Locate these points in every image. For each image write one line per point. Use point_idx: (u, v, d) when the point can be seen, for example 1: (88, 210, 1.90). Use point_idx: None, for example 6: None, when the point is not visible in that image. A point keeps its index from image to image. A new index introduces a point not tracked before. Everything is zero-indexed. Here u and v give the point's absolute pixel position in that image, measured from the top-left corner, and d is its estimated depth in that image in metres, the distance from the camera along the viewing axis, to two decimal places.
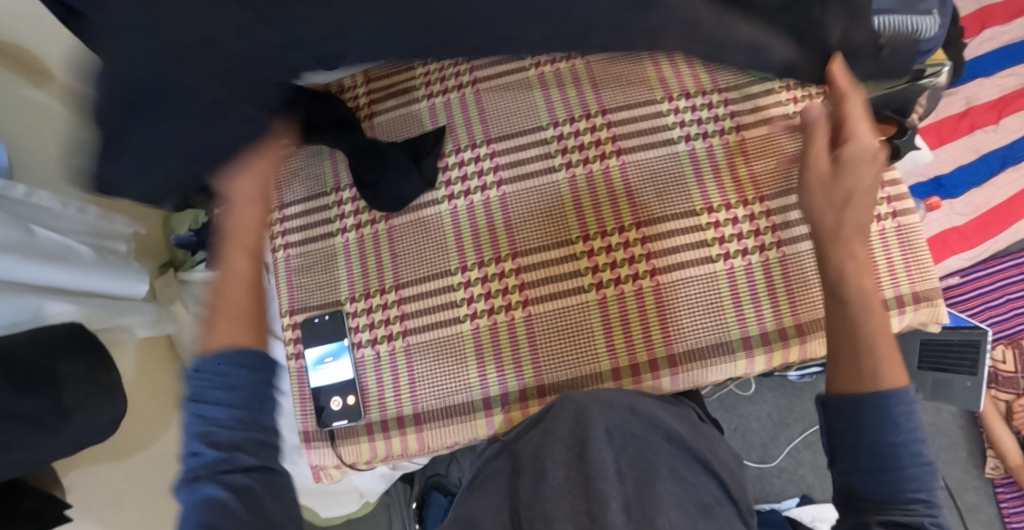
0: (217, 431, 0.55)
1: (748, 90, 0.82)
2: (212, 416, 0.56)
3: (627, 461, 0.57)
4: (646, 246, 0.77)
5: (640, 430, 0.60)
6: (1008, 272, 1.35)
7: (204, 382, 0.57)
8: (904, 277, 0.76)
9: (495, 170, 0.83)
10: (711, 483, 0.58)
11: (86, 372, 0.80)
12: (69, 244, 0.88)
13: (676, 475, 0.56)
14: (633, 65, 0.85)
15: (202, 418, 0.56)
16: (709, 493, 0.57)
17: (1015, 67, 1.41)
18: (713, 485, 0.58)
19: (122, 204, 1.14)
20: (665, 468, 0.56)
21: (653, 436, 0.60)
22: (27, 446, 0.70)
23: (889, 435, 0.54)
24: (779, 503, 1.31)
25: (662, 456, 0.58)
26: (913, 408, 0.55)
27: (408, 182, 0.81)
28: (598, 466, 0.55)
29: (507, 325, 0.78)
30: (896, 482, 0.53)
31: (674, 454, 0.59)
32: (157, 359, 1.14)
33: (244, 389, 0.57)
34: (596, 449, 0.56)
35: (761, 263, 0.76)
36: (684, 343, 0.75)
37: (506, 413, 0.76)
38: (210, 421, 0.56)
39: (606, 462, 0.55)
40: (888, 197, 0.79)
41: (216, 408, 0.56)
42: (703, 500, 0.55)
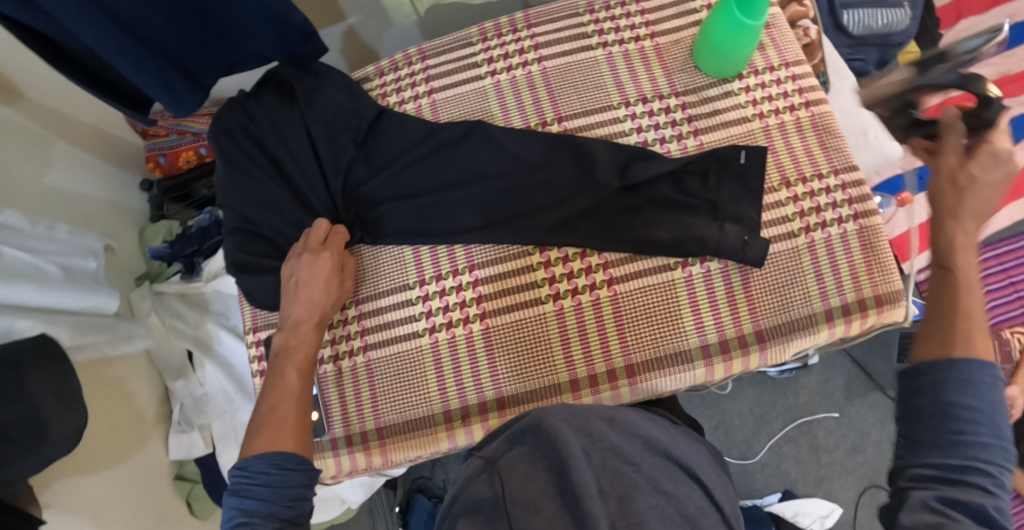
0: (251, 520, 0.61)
1: (707, 93, 0.82)
2: (249, 508, 0.62)
3: (607, 479, 0.55)
4: (604, 256, 0.77)
5: (619, 443, 0.60)
6: (987, 263, 1.34)
7: (245, 479, 0.64)
8: (866, 282, 0.75)
9: None
10: (693, 491, 0.59)
11: (51, 385, 0.79)
12: (36, 263, 0.88)
13: (656, 488, 0.55)
14: (590, 71, 0.84)
15: (239, 511, 0.62)
16: (691, 502, 0.57)
17: (992, 57, 1.41)
18: (697, 493, 0.59)
19: (95, 218, 1.15)
20: (646, 483, 0.56)
21: (630, 446, 0.60)
22: None
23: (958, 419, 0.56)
24: (761, 498, 1.32)
25: (643, 471, 0.58)
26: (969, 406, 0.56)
27: (391, 215, 0.82)
28: (583, 484, 0.53)
29: (466, 338, 0.78)
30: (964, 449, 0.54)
31: (655, 464, 0.60)
32: (133, 375, 1.13)
33: (282, 487, 0.64)
34: (577, 467, 0.54)
35: (721, 270, 0.76)
36: (642, 353, 0.75)
37: (466, 426, 0.76)
38: (247, 513, 0.62)
39: (590, 480, 0.53)
40: (849, 198, 0.77)
41: (254, 500, 0.62)
42: (687, 511, 0.55)
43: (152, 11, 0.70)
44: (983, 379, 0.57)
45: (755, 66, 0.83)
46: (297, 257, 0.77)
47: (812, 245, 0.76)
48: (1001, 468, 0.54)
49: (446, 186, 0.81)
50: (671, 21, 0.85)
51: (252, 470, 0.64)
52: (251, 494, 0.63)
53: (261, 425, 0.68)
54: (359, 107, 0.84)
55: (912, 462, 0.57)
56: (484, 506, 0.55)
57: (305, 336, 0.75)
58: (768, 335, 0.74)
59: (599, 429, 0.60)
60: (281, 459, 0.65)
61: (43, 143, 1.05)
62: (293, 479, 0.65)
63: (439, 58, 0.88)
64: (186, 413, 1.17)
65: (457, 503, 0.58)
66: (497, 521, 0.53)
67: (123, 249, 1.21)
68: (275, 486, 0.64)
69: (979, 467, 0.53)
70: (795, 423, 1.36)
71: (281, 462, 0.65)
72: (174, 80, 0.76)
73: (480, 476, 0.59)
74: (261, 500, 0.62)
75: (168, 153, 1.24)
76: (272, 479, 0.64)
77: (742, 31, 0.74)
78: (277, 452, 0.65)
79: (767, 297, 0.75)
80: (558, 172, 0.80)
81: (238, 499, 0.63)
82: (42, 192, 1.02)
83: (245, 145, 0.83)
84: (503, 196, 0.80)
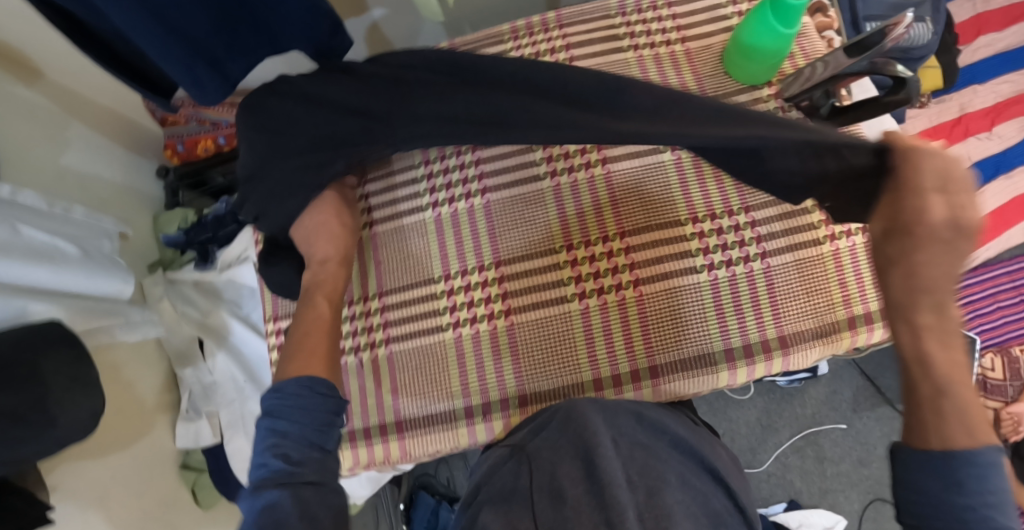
0: (283, 441, 0.61)
1: (736, 99, 0.83)
2: (280, 428, 0.62)
3: (636, 470, 0.58)
4: (630, 256, 0.77)
5: (646, 438, 0.63)
6: (998, 280, 1.36)
7: (279, 401, 0.64)
8: None
9: (483, 193, 0.82)
10: (717, 491, 0.61)
11: (67, 368, 0.79)
12: (56, 242, 0.88)
13: (685, 483, 0.59)
14: (620, 71, 0.85)
15: (272, 431, 0.62)
16: (717, 501, 0.59)
17: (1010, 75, 1.42)
18: (720, 495, 0.61)
19: (112, 203, 1.15)
20: (674, 478, 0.59)
21: (659, 443, 0.63)
22: (11, 446, 0.71)
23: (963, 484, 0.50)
24: (766, 507, 1.33)
25: (671, 465, 0.60)
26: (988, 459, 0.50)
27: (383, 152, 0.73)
28: (609, 474, 0.56)
29: (490, 335, 0.78)
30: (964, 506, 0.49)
31: (680, 460, 0.63)
32: (142, 359, 1.13)
33: (313, 409, 0.64)
34: (605, 456, 0.58)
35: (746, 275, 0.76)
36: (667, 355, 0.75)
37: (487, 422, 0.76)
38: (278, 433, 0.62)
39: (617, 471, 0.57)
40: None
41: (285, 422, 0.62)
42: (713, 508, 0.58)
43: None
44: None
45: (784, 72, 0.83)
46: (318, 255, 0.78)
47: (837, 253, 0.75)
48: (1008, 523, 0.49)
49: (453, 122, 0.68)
50: (701, 27, 0.86)
51: (286, 392, 0.64)
52: (283, 416, 0.63)
53: None
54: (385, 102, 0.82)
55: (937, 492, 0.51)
56: (509, 497, 0.59)
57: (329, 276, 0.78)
58: (791, 341, 0.74)
59: (630, 425, 0.63)
60: (313, 382, 0.65)
61: (61, 124, 1.04)
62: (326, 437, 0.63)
63: (469, 54, 0.88)
64: (194, 401, 1.17)
65: (481, 493, 0.62)
66: (521, 505, 0.58)
67: (137, 235, 1.21)
68: (308, 408, 0.64)
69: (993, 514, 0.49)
70: (802, 433, 1.36)
71: (313, 386, 0.65)
72: (200, 68, 0.75)
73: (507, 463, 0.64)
74: (295, 422, 0.62)
75: (186, 140, 1.25)
76: (305, 402, 0.64)
77: (776, 38, 0.75)
78: (309, 375, 0.66)
79: (791, 303, 0.75)
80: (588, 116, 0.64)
81: (270, 420, 0.63)
82: (58, 173, 1.02)
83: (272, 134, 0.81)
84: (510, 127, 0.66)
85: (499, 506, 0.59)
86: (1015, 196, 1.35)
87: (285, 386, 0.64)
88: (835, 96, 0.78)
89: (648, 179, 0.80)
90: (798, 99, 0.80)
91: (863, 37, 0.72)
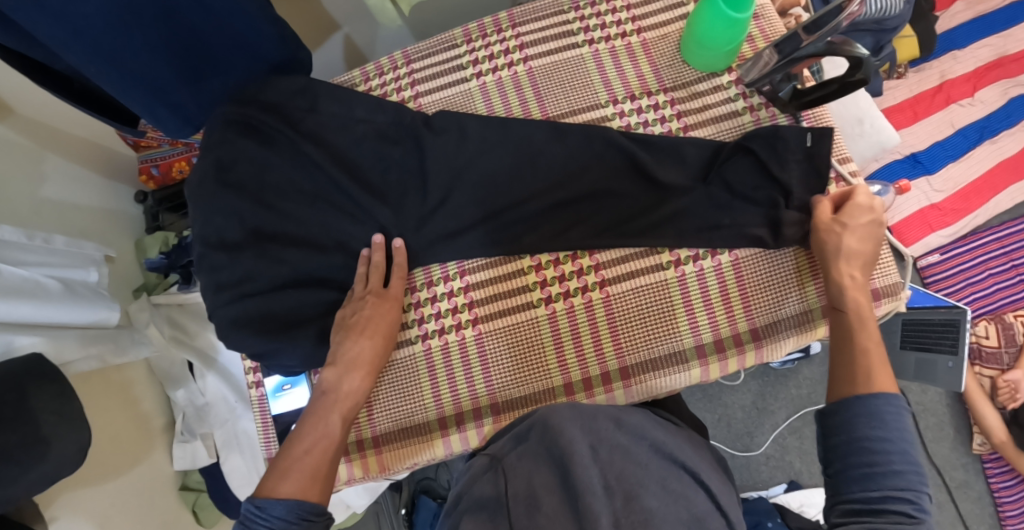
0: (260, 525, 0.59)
1: (696, 88, 0.82)
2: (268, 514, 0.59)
3: (614, 476, 0.58)
4: (595, 257, 0.77)
5: (624, 440, 0.63)
6: (988, 246, 1.34)
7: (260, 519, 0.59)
8: None
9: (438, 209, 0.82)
10: (699, 494, 0.60)
11: (52, 403, 0.79)
12: (38, 278, 0.88)
13: (664, 487, 0.58)
14: (576, 69, 0.85)
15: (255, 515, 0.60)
16: (700, 505, 0.59)
17: (989, 38, 1.40)
18: (702, 498, 0.60)
19: (95, 231, 1.15)
20: (654, 484, 0.58)
21: (637, 447, 0.63)
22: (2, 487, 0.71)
23: (869, 429, 0.58)
24: (767, 489, 1.32)
25: (650, 471, 0.60)
26: (901, 410, 0.59)
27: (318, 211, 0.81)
28: (586, 481, 0.56)
29: (459, 345, 0.78)
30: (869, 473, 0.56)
31: (660, 465, 0.62)
32: (133, 386, 1.13)
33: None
34: (582, 465, 0.57)
35: (714, 268, 0.75)
36: (637, 355, 0.75)
37: (461, 432, 0.76)
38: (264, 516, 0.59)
39: (593, 477, 0.57)
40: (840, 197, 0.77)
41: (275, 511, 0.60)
42: (696, 511, 0.57)
43: (146, 47, 0.67)
44: (889, 409, 0.59)
45: (744, 56, 0.83)
46: (361, 299, 0.77)
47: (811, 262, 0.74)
48: (920, 494, 0.55)
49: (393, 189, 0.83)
50: (658, 16, 0.86)
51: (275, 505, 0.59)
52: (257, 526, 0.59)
53: (289, 465, 0.65)
54: (359, 144, 0.82)
55: (846, 467, 0.58)
56: (492, 505, 0.58)
57: (387, 313, 0.76)
58: (763, 333, 0.74)
59: (607, 428, 0.63)
60: (304, 507, 0.61)
61: (36, 157, 1.03)
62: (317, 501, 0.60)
63: (424, 62, 0.89)
64: (189, 423, 1.17)
65: (463, 501, 0.61)
66: (498, 515, 0.57)
67: (120, 261, 1.20)
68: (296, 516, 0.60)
69: (897, 495, 0.55)
70: (797, 413, 1.36)
71: (301, 509, 0.61)
72: (159, 108, 0.73)
73: (485, 474, 0.63)
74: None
75: (161, 164, 1.27)
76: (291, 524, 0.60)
77: (730, 25, 0.74)
78: (301, 500, 0.61)
79: (761, 293, 0.74)
80: (518, 187, 0.79)
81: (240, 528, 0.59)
82: (38, 206, 1.01)
83: (225, 134, 0.81)
84: (469, 195, 0.79)
85: (475, 515, 0.58)
86: (1000, 160, 1.35)
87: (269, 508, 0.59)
88: (796, 79, 0.76)
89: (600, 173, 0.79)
90: (758, 83, 0.79)
91: (809, 23, 0.70)
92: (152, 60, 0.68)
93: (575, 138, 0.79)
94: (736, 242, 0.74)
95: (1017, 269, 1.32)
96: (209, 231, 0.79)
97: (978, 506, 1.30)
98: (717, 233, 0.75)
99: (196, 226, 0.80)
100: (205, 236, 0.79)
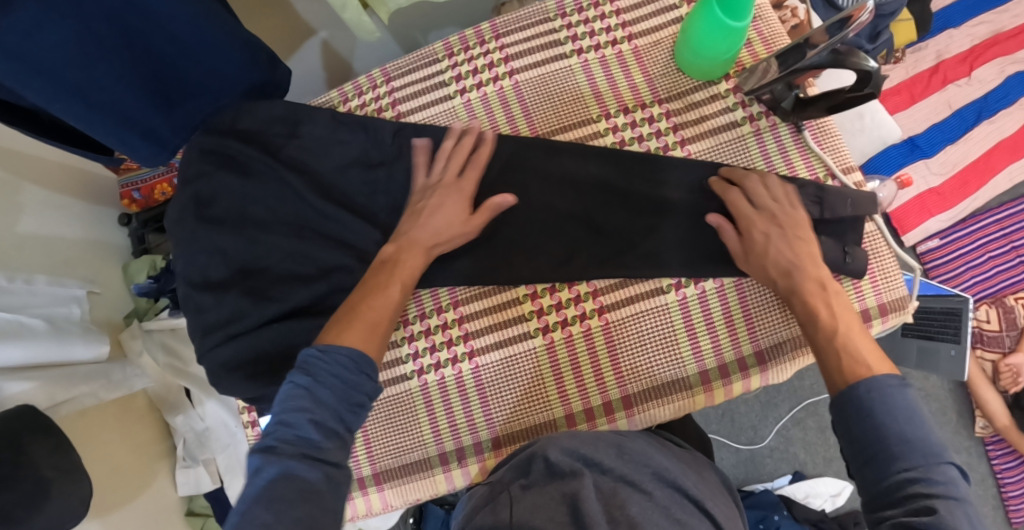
0: (321, 406, 0.56)
1: (692, 98, 0.79)
2: (319, 393, 0.57)
3: (617, 508, 0.57)
4: (592, 284, 0.76)
5: (627, 469, 0.62)
6: (987, 229, 1.32)
7: (317, 392, 0.57)
8: None
9: None
10: (705, 521, 0.59)
11: (49, 454, 0.76)
12: (21, 318, 0.84)
13: (668, 516, 0.58)
14: (566, 81, 0.82)
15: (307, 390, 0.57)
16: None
17: (984, 15, 1.37)
18: (707, 525, 0.59)
19: (81, 260, 1.11)
20: (660, 516, 0.57)
21: (640, 475, 0.62)
22: None
23: (867, 421, 0.56)
24: (772, 482, 1.31)
25: (655, 501, 0.59)
26: (895, 396, 0.57)
27: (308, 246, 0.79)
28: (592, 516, 0.55)
29: (456, 379, 0.76)
30: (884, 466, 0.54)
31: (664, 493, 0.61)
32: (133, 416, 1.10)
33: (345, 391, 0.58)
34: (587, 500, 0.56)
35: (716, 290, 0.74)
36: (639, 382, 0.74)
37: (463, 467, 0.76)
38: (316, 397, 0.57)
39: (599, 512, 0.56)
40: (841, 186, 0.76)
41: (327, 390, 0.58)
42: None
43: (107, 76, 0.64)
44: (882, 398, 0.57)
45: (742, 63, 0.80)
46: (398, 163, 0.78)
47: None
48: (931, 469, 0.53)
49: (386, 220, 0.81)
50: (649, 21, 0.82)
51: (332, 356, 0.60)
52: (324, 381, 0.58)
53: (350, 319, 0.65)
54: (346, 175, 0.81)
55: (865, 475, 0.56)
56: None
57: (413, 258, 0.72)
58: (766, 355, 0.73)
59: (610, 458, 0.62)
60: (362, 358, 0.61)
61: (12, 189, 0.97)
62: (370, 385, 0.60)
63: (406, 79, 0.86)
64: (190, 449, 1.14)
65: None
66: None
67: (110, 288, 1.17)
68: (347, 380, 0.59)
69: (910, 477, 0.52)
70: (802, 405, 1.34)
71: (359, 359, 0.61)
72: (132, 137, 0.70)
73: (486, 507, 0.60)
74: (335, 392, 0.58)
75: (142, 187, 1.22)
76: (348, 379, 0.59)
77: (727, 33, 0.70)
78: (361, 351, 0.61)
79: (761, 314, 0.73)
80: (511, 210, 0.77)
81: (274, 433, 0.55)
82: (18, 241, 0.95)
83: (203, 165, 0.80)
84: None
85: None
86: (998, 141, 1.32)
87: (330, 358, 0.60)
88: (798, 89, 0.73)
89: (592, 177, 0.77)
90: (758, 92, 0.76)
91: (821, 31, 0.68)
92: (114, 89, 0.65)
93: (567, 158, 0.77)
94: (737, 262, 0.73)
95: (1017, 250, 1.30)
96: (192, 271, 0.78)
97: (982, 489, 1.30)
98: (715, 253, 0.73)
99: (180, 263, 0.78)
100: (188, 275, 0.77)
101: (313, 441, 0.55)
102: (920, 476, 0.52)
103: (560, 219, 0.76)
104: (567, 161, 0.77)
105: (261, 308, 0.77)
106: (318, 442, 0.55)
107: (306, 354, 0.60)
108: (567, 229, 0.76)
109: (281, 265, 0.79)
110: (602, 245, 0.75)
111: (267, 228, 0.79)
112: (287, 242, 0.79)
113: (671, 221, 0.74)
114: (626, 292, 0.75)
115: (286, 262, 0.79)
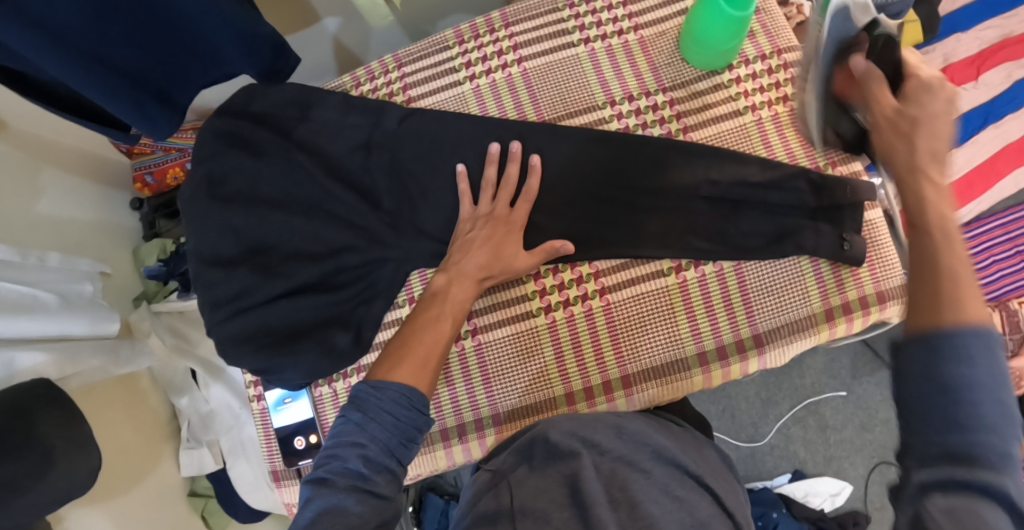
0: (370, 440, 0.58)
1: (695, 87, 0.81)
2: (370, 428, 0.59)
3: (616, 486, 0.58)
4: (594, 265, 0.77)
5: (626, 449, 0.62)
6: (992, 233, 1.32)
7: (369, 424, 0.59)
8: (834, 291, 0.74)
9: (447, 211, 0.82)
10: (704, 499, 0.60)
11: (58, 424, 0.78)
12: (34, 292, 0.86)
13: (668, 494, 0.58)
14: (572, 69, 0.84)
15: (360, 424, 0.60)
16: (704, 509, 0.58)
17: (993, 19, 1.37)
18: (706, 502, 0.60)
19: (93, 240, 1.13)
20: (659, 494, 0.58)
21: (639, 455, 0.62)
22: (10, 512, 0.69)
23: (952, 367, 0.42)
24: (770, 480, 1.31)
25: (654, 480, 0.60)
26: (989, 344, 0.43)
27: (317, 225, 0.81)
28: (593, 493, 0.56)
29: (459, 357, 0.78)
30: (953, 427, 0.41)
31: (663, 471, 0.62)
32: (140, 396, 1.11)
33: (396, 428, 0.60)
34: (588, 479, 0.57)
35: (716, 274, 0.75)
36: (639, 363, 0.75)
37: (463, 443, 0.77)
38: (367, 431, 0.59)
39: (599, 489, 0.56)
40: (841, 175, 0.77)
41: (379, 428, 0.59)
42: (700, 517, 0.57)
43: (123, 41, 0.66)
44: (977, 343, 0.43)
45: (745, 55, 0.81)
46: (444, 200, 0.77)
47: (819, 272, 0.74)
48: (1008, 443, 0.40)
49: (392, 202, 0.82)
50: (655, 12, 0.84)
51: (384, 393, 0.62)
52: (377, 417, 0.60)
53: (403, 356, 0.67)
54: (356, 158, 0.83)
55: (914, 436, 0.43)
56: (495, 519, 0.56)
57: (460, 292, 0.73)
58: (764, 338, 0.74)
59: (608, 438, 0.63)
60: (413, 396, 0.63)
61: (28, 170, 0.99)
62: (421, 420, 0.62)
63: (416, 65, 0.88)
64: (194, 430, 1.15)
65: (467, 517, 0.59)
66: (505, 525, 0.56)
67: (120, 270, 1.18)
68: (399, 420, 0.61)
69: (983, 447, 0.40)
70: (805, 404, 1.33)
71: (412, 399, 0.62)
72: (147, 106, 0.71)
73: (489, 491, 0.61)
74: (384, 428, 0.59)
75: (155, 171, 1.24)
76: (399, 415, 0.61)
77: (731, 23, 0.72)
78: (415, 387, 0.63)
79: (760, 298, 0.74)
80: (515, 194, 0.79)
81: (326, 465, 0.57)
82: (33, 220, 0.96)
83: (216, 147, 0.82)
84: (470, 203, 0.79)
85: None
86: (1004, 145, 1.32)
87: (383, 394, 0.61)
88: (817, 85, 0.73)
89: (596, 162, 0.78)
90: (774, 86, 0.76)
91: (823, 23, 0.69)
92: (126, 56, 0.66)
93: (572, 144, 0.79)
94: (735, 247, 0.74)
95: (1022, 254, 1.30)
96: (204, 247, 0.79)
97: None
98: (718, 237, 0.75)
99: (191, 239, 0.79)
100: (199, 252, 0.79)
101: (361, 474, 0.56)
102: (992, 448, 0.40)
103: (566, 202, 0.78)
104: (571, 147, 0.79)
105: (269, 284, 0.78)
106: (367, 473, 0.56)
107: (362, 385, 0.63)
108: (572, 211, 0.78)
109: (291, 244, 0.81)
110: (606, 227, 0.77)
111: (278, 206, 0.81)
112: (297, 221, 0.80)
113: (677, 203, 0.75)
114: (628, 273, 0.76)
115: (296, 242, 0.81)
